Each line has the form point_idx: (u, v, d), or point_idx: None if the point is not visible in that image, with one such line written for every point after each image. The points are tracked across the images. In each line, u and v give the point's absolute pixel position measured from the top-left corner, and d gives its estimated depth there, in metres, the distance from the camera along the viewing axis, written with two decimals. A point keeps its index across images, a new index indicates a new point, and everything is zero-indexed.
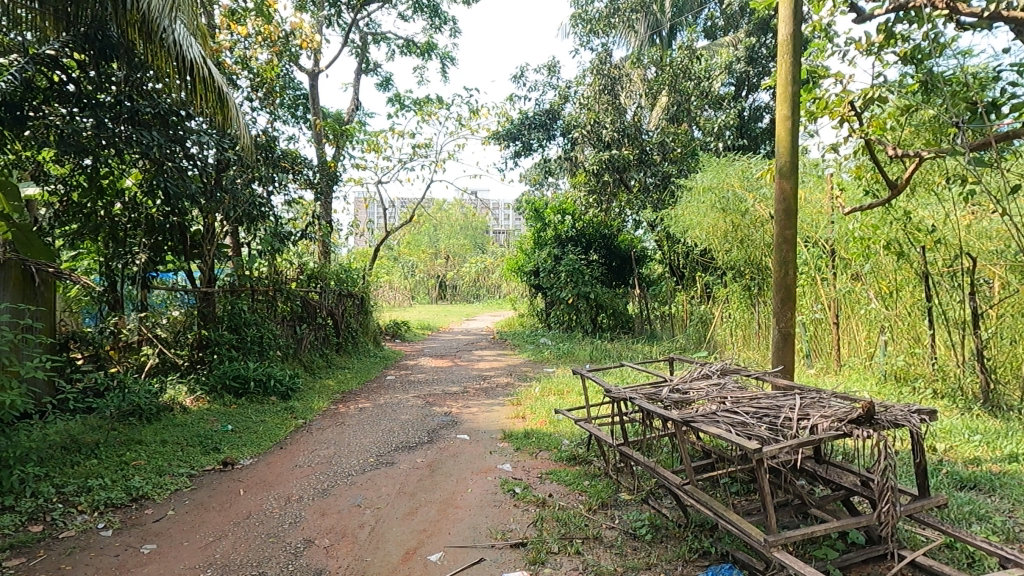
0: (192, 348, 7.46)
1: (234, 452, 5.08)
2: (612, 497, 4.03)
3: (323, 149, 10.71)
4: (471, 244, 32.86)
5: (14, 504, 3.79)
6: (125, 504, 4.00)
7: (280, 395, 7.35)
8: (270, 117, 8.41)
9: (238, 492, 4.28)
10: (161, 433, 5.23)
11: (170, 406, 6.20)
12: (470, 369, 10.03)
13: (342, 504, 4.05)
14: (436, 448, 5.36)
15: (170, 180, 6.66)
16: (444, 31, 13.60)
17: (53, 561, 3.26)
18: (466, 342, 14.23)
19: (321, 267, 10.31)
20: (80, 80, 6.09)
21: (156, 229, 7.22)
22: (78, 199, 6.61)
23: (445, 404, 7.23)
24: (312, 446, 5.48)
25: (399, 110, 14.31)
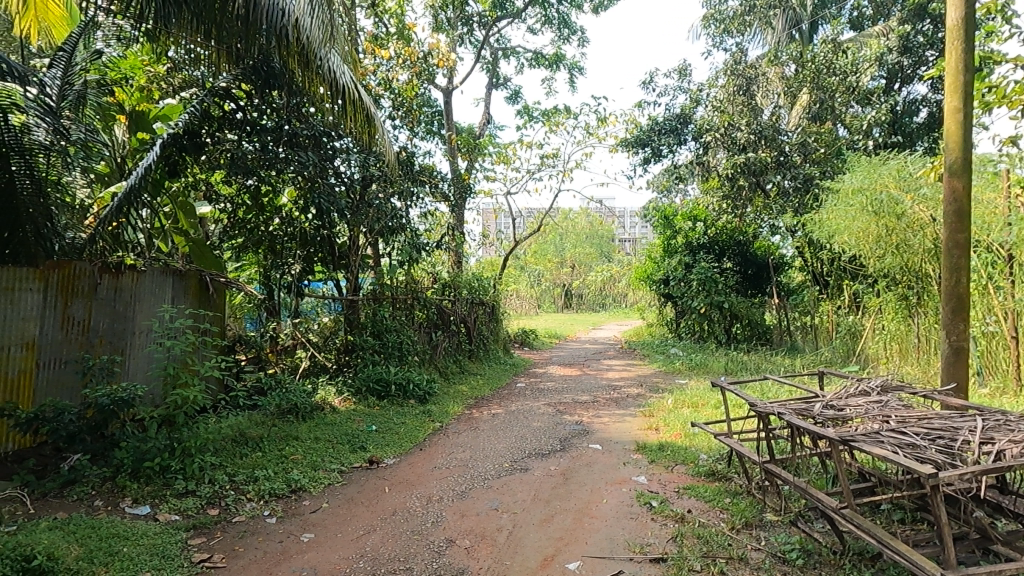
0: (340, 352, 7.96)
1: (379, 451, 5.38)
2: (756, 518, 3.82)
3: (457, 162, 11.12)
4: (597, 253, 32.78)
5: (195, 488, 4.25)
6: (286, 494, 4.35)
7: (417, 399, 7.68)
8: (410, 134, 8.87)
9: (384, 490, 4.53)
10: (314, 431, 5.64)
11: (322, 406, 6.68)
12: (599, 378, 9.95)
13: (481, 507, 4.16)
14: (570, 457, 5.37)
15: (323, 196, 7.21)
16: (572, 41, 13.71)
17: (229, 543, 3.60)
18: (594, 351, 14.16)
19: (455, 276, 10.70)
20: (246, 108, 6.78)
21: (309, 242, 7.79)
22: (243, 216, 7.37)
23: (576, 413, 7.22)
24: (448, 449, 5.67)
25: (528, 122, 14.58)
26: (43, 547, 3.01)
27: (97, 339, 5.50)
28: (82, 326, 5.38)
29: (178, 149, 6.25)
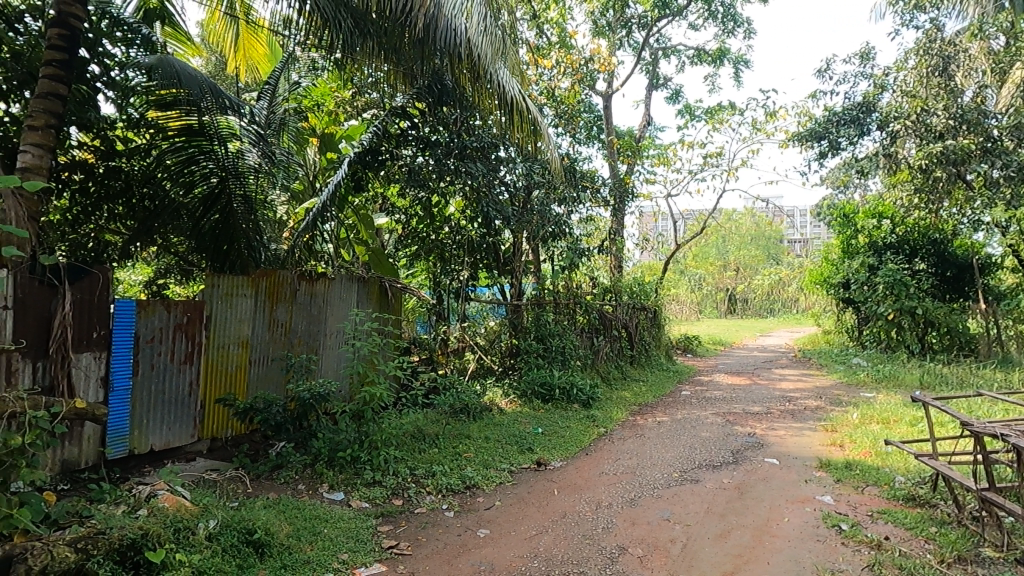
0: (505, 355, 8.35)
1: (546, 453, 5.48)
2: (971, 552, 3.38)
3: (617, 166, 11.05)
4: (764, 255, 30.92)
5: (382, 478, 4.59)
6: (461, 490, 4.57)
7: (581, 403, 7.70)
8: (572, 140, 8.97)
9: (553, 492, 4.60)
10: (485, 431, 5.86)
11: (490, 406, 6.93)
12: (772, 388, 9.35)
13: (651, 516, 4.08)
14: (744, 470, 5.10)
15: (490, 204, 7.56)
16: (737, 34, 13.08)
17: (413, 532, 3.85)
18: (763, 359, 13.35)
19: (616, 281, 10.63)
20: (419, 125, 7.25)
21: (476, 249, 8.09)
22: (416, 226, 7.88)
23: (748, 424, 6.85)
24: (615, 455, 5.63)
25: (690, 121, 14.14)
26: (261, 522, 3.41)
27: (296, 339, 6.15)
28: (285, 327, 6.04)
29: (362, 166, 6.96)
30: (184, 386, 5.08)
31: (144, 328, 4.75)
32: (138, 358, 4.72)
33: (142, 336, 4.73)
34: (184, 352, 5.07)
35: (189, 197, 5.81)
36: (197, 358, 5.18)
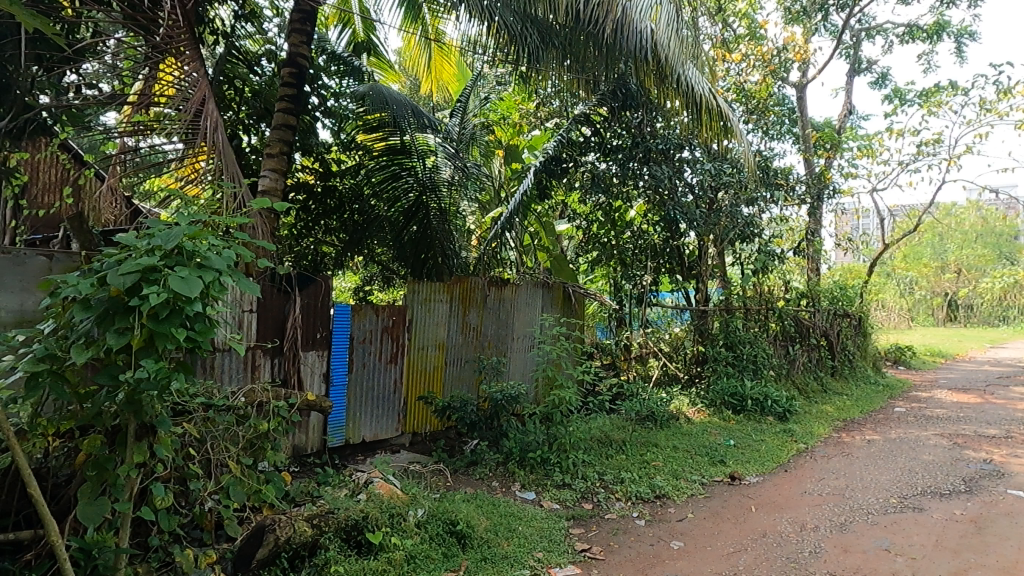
0: (691, 362, 8.11)
1: (740, 467, 5.20)
2: None
3: (814, 161, 10.22)
4: (994, 254, 26.82)
5: (571, 481, 4.65)
6: (651, 499, 4.49)
7: (777, 416, 7.19)
8: (763, 136, 8.45)
9: (750, 508, 4.35)
10: (673, 440, 5.70)
11: (677, 415, 6.73)
12: (1011, 409, 8.06)
13: (867, 545, 3.70)
14: (980, 502, 4.44)
15: (676, 208, 7.42)
16: (960, 3, 11.51)
17: (605, 537, 3.85)
18: (996, 374, 11.56)
19: (813, 285, 9.83)
20: (601, 132, 7.26)
21: (659, 254, 7.93)
22: (597, 231, 7.82)
23: (982, 449, 5.96)
24: (818, 474, 5.18)
25: (900, 107, 12.68)
26: (463, 514, 3.62)
27: (486, 343, 6.46)
28: (476, 331, 6.35)
29: (548, 174, 7.09)
30: (390, 383, 5.56)
31: (358, 330, 5.27)
32: (353, 357, 5.25)
33: (356, 337, 5.25)
34: (391, 352, 5.55)
35: (392, 210, 6.31)
36: (401, 358, 5.64)
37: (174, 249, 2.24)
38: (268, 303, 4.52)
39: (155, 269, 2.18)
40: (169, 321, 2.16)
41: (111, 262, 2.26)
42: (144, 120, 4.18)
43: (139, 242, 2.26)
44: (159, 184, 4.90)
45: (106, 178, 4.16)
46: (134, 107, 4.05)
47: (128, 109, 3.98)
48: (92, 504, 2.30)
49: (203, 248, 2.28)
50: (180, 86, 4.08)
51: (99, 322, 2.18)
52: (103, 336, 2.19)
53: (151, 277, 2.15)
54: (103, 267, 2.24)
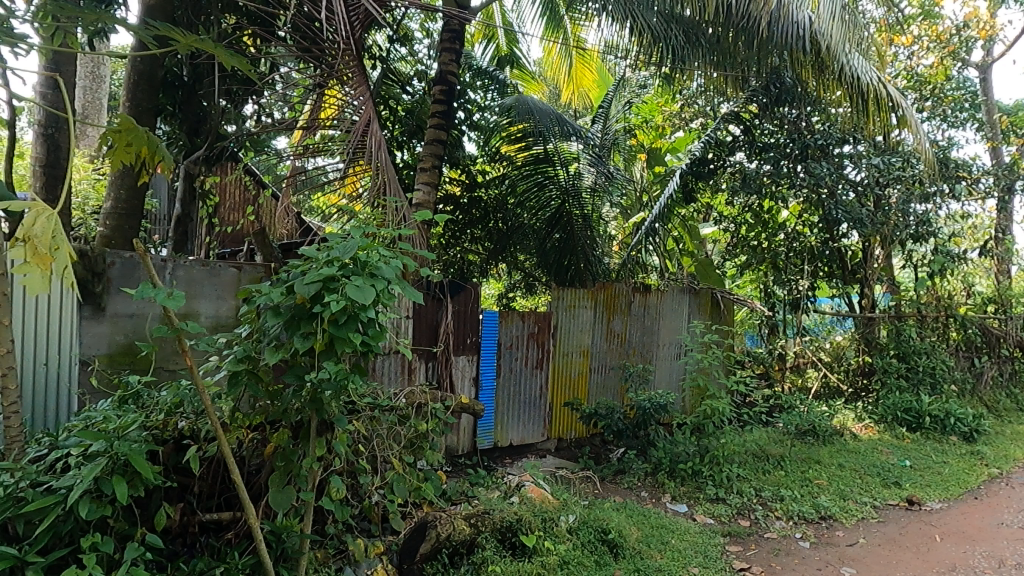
0: (855, 374, 7.52)
1: (919, 490, 4.70)
2: None
3: (1003, 149, 9.07)
4: None
5: (726, 496, 4.47)
6: (816, 520, 4.18)
7: (961, 436, 6.46)
8: (940, 125, 7.63)
9: (934, 538, 3.93)
10: (837, 458, 5.28)
11: (841, 431, 6.23)
12: None
13: None
14: None
15: (840, 207, 6.82)
16: None
17: (765, 557, 3.64)
18: None
19: (1003, 289, 8.70)
20: (752, 129, 6.93)
21: (817, 257, 7.37)
22: (745, 233, 7.42)
23: None
24: (1017, 504, 4.56)
25: None
26: (614, 523, 3.59)
27: (630, 349, 6.36)
28: (621, 337, 6.29)
29: (694, 177, 6.92)
30: (536, 389, 5.64)
31: (505, 335, 5.39)
32: (501, 362, 5.38)
33: (503, 342, 5.38)
34: (537, 358, 5.63)
35: (535, 218, 6.44)
36: (546, 364, 5.70)
37: (351, 259, 2.42)
38: (424, 312, 4.76)
39: (334, 278, 2.37)
40: (347, 326, 2.34)
41: (296, 272, 2.49)
42: (312, 142, 4.57)
43: (320, 253, 2.47)
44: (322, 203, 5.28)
45: (281, 197, 4.61)
46: (302, 130, 4.49)
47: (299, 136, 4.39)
48: (280, 491, 2.53)
49: (375, 258, 2.45)
50: (342, 108, 4.39)
51: (287, 327, 2.41)
52: (290, 339, 2.41)
53: (331, 285, 2.35)
54: (290, 277, 2.47)
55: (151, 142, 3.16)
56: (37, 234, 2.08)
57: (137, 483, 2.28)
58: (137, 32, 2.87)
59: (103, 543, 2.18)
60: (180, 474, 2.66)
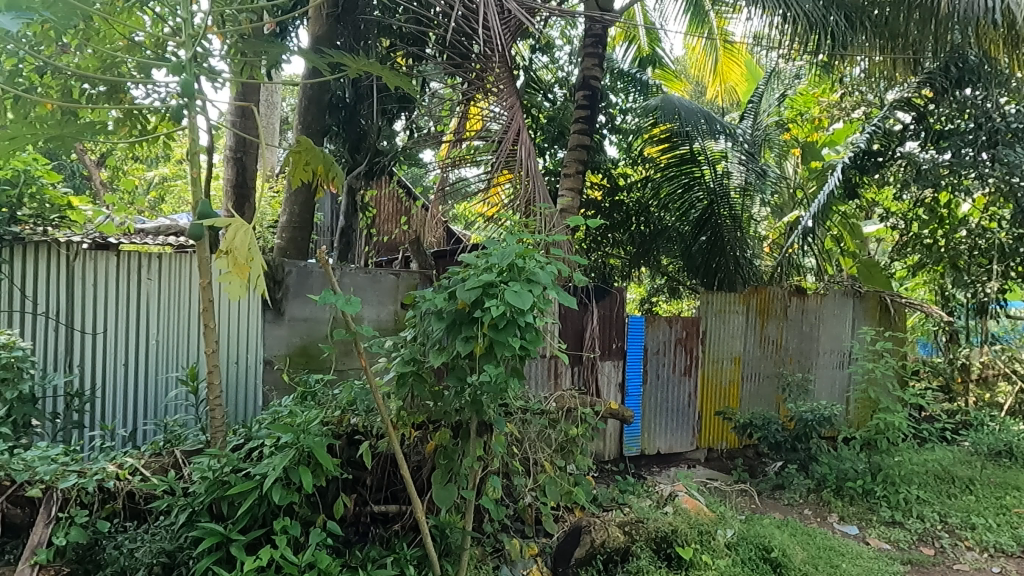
0: None
1: None
2: None
3: None
4: None
5: (904, 520, 4.07)
6: (1017, 554, 3.70)
7: None
8: None
9: None
10: None
11: None
12: None
13: None
14: None
15: None
16: None
17: None
18: None
19: None
20: (927, 115, 6.24)
21: (1010, 255, 6.36)
22: (917, 231, 6.73)
23: None
24: None
25: None
26: (777, 541, 3.40)
27: (788, 357, 5.99)
28: (776, 344, 5.94)
29: (860, 171, 6.35)
30: (684, 396, 5.48)
31: (652, 341, 5.28)
32: (647, 368, 5.28)
33: (650, 348, 5.27)
34: (685, 365, 5.47)
35: (680, 221, 6.24)
36: (695, 371, 5.51)
37: (508, 265, 2.48)
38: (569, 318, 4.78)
39: (493, 284, 2.45)
40: (506, 330, 2.41)
41: (456, 278, 2.60)
42: (457, 153, 4.59)
43: (479, 259, 2.56)
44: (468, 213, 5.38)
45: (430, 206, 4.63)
46: (449, 142, 4.54)
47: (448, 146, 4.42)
48: (443, 488, 2.66)
49: (531, 264, 2.50)
50: (489, 121, 4.47)
51: (449, 330, 2.52)
52: (451, 343, 2.52)
53: (490, 291, 2.42)
54: (452, 283, 2.58)
55: (326, 162, 3.45)
56: (238, 246, 2.36)
57: (319, 474, 2.49)
58: (315, 62, 3.50)
59: (292, 526, 2.40)
60: (354, 467, 2.87)
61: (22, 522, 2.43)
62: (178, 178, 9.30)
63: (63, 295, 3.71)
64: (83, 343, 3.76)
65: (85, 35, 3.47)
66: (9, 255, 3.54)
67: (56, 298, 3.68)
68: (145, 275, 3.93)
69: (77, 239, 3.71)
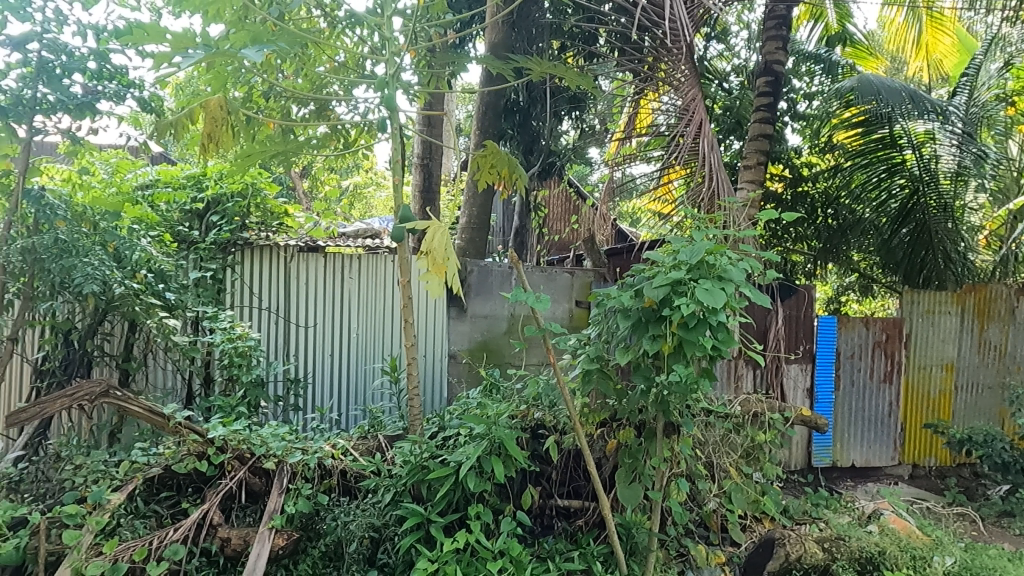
0: None
1: None
2: None
3: None
4: None
5: None
6: None
7: None
8: None
9: None
10: None
11: None
12: None
13: None
14: None
15: None
16: None
17: None
18: None
19: None
20: None
21: None
22: None
23: None
24: None
25: None
26: None
27: (1015, 365, 5.30)
28: (1000, 350, 5.26)
29: None
30: (884, 406, 4.97)
31: (846, 344, 4.85)
32: (840, 373, 4.86)
33: (843, 352, 4.84)
34: (885, 370, 4.96)
35: (878, 214, 5.58)
36: (897, 378, 4.98)
37: (697, 263, 2.40)
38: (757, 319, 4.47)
39: (681, 282, 2.39)
40: (697, 330, 2.33)
41: (641, 276, 2.57)
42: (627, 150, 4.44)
43: (665, 257, 2.51)
44: (640, 210, 5.22)
45: (598, 205, 4.53)
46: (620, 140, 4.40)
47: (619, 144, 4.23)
48: (628, 487, 2.65)
49: (722, 261, 2.41)
50: (661, 115, 4.25)
51: (634, 329, 2.50)
52: (637, 342, 2.50)
53: (679, 289, 2.36)
54: (636, 281, 2.56)
55: (511, 164, 3.57)
56: (436, 247, 2.52)
57: (510, 465, 2.59)
58: (500, 67, 3.74)
59: (484, 513, 2.52)
60: (539, 461, 2.95)
61: (261, 491, 2.75)
62: (367, 185, 10.13)
63: (282, 292, 4.20)
64: (298, 335, 4.23)
65: (299, 62, 3.89)
66: (239, 258, 4.09)
67: (276, 295, 4.19)
68: (347, 275, 4.34)
69: (292, 243, 4.19)
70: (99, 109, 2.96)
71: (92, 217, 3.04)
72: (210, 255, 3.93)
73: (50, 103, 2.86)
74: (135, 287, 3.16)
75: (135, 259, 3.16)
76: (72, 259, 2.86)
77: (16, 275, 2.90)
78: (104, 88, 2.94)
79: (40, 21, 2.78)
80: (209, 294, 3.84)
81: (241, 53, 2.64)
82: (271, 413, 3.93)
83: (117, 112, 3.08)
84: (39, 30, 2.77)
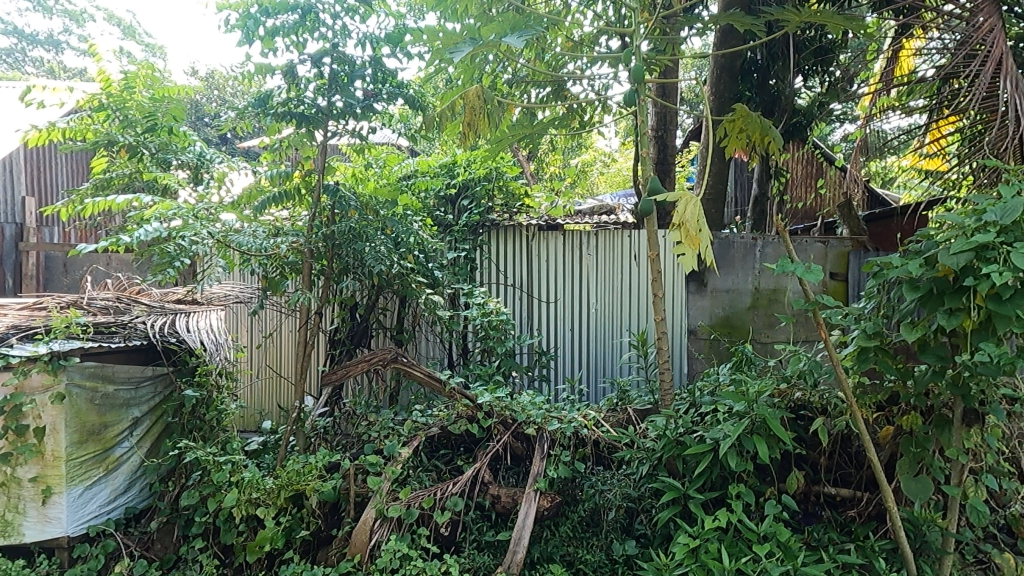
0: None
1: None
2: None
3: None
4: None
5: None
6: None
7: None
8: None
9: None
10: None
11: None
12: None
13: None
14: None
15: None
16: None
17: None
18: None
19: None
20: None
21: None
22: None
23: None
24: None
25: None
26: None
27: None
28: None
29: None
30: None
31: None
32: None
33: None
34: None
35: None
36: None
37: (1012, 223, 2.03)
38: None
39: (988, 246, 2.03)
40: (1013, 302, 1.97)
41: (932, 241, 2.24)
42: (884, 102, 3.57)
43: (965, 217, 2.16)
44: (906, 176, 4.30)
45: (850, 167, 3.55)
46: (878, 89, 3.49)
47: (875, 95, 3.45)
48: (915, 479, 2.33)
49: None
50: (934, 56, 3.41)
51: (924, 302, 2.19)
52: (929, 317, 2.19)
53: (986, 255, 2.01)
54: (925, 249, 2.24)
55: (764, 128, 3.33)
56: (689, 218, 2.44)
57: (775, 444, 2.46)
58: (745, 24, 3.53)
59: (746, 494, 2.43)
60: (803, 444, 2.77)
61: (524, 454, 2.98)
62: (592, 162, 10.26)
63: (526, 269, 4.43)
64: (542, 310, 4.43)
65: (538, 46, 4.03)
66: (488, 238, 4.38)
67: (522, 272, 4.42)
68: (584, 252, 4.42)
69: (534, 222, 4.39)
70: (377, 111, 3.37)
71: (375, 206, 3.47)
72: (463, 236, 4.27)
73: (341, 108, 3.33)
74: (409, 267, 3.55)
75: (410, 241, 3.55)
76: (361, 243, 3.29)
77: (319, 259, 3.42)
78: (381, 91, 3.35)
79: (332, 38, 3.24)
80: (463, 271, 4.18)
81: (504, 40, 2.79)
82: (522, 383, 4.21)
83: (389, 111, 3.46)
84: (331, 45, 3.22)
